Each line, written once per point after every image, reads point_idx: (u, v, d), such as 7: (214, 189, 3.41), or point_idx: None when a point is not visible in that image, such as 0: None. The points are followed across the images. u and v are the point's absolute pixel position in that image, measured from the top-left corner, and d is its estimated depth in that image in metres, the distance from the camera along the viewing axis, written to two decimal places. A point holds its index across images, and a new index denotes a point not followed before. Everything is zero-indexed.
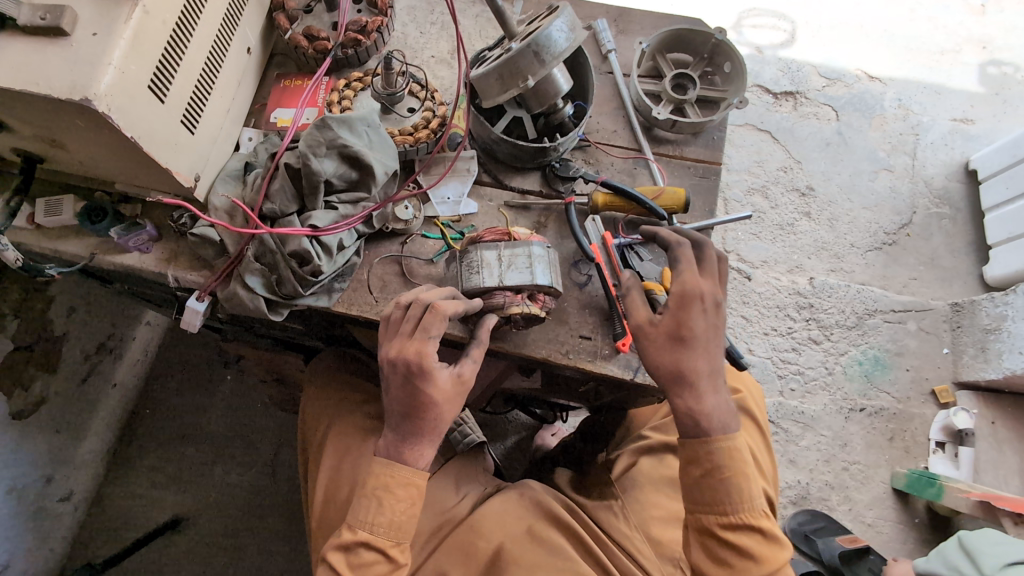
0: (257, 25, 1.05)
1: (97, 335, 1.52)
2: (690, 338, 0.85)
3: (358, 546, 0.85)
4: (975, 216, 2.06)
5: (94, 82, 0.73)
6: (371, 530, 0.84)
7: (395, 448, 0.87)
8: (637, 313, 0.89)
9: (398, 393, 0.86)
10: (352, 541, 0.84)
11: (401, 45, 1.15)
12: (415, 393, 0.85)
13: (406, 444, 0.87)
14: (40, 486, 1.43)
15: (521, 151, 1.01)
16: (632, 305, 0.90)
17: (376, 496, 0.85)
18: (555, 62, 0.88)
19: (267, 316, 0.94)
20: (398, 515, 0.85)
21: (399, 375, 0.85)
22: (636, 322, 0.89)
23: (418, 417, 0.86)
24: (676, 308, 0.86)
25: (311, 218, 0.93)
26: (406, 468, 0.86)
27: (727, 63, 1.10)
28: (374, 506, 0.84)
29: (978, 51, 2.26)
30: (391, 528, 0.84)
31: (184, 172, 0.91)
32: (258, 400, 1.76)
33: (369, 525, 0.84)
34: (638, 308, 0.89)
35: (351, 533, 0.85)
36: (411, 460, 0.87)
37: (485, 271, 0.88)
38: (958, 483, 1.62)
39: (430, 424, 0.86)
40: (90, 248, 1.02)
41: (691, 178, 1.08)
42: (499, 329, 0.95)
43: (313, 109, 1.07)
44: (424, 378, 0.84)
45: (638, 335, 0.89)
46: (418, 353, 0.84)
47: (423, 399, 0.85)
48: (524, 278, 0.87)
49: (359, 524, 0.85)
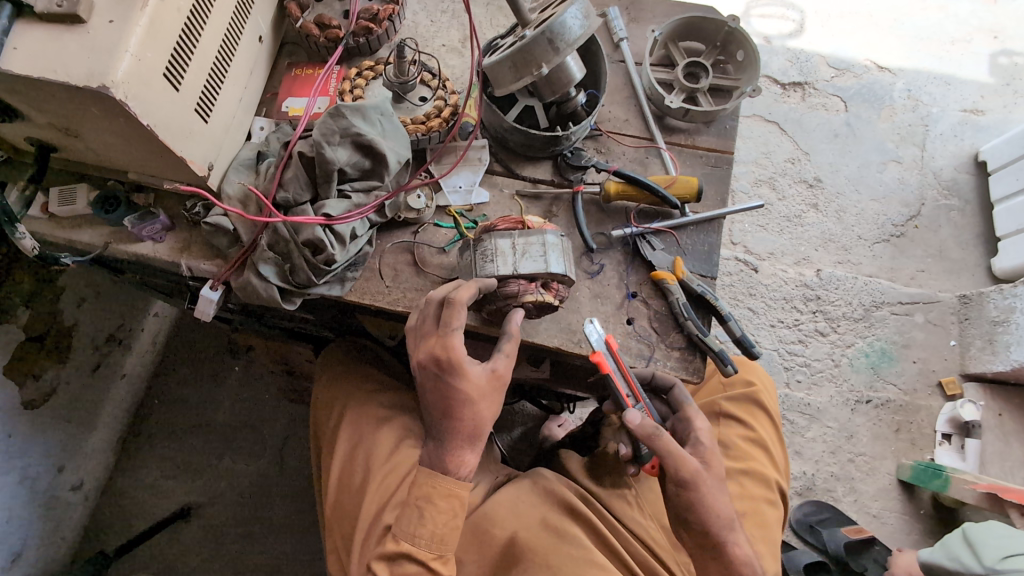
0: (268, 12, 1.05)
1: (107, 326, 1.54)
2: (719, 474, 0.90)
3: (401, 557, 0.91)
4: (984, 208, 2.05)
5: (111, 69, 0.73)
6: (414, 541, 0.90)
7: (436, 458, 0.93)
8: (683, 460, 0.87)
9: (435, 396, 0.90)
10: (394, 553, 0.91)
11: (412, 33, 1.14)
12: (451, 393, 0.88)
13: (447, 450, 0.91)
14: (50, 475, 1.44)
15: (533, 141, 1.01)
16: (677, 454, 0.87)
17: (417, 506, 0.91)
18: (569, 50, 0.87)
19: (280, 304, 0.95)
20: (440, 526, 0.90)
21: (431, 374, 0.88)
22: (688, 470, 0.87)
23: (456, 419, 0.89)
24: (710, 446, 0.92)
25: (324, 207, 0.93)
26: (449, 479, 0.92)
27: (740, 51, 1.09)
28: (417, 517, 0.91)
29: (989, 40, 2.24)
30: (432, 539, 0.90)
31: (197, 161, 0.91)
32: (266, 391, 1.77)
33: (412, 536, 0.90)
34: (682, 455, 0.87)
35: (394, 543, 0.91)
36: (451, 470, 0.92)
37: (499, 259, 0.88)
38: (964, 475, 1.63)
39: (469, 427, 0.90)
40: (104, 238, 1.02)
41: (704, 167, 1.07)
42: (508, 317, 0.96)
43: (325, 99, 1.07)
44: (457, 375, 0.87)
45: (687, 485, 0.87)
46: (445, 351, 0.86)
47: (462, 402, 0.88)
48: (538, 268, 0.87)
49: (401, 534, 0.91)
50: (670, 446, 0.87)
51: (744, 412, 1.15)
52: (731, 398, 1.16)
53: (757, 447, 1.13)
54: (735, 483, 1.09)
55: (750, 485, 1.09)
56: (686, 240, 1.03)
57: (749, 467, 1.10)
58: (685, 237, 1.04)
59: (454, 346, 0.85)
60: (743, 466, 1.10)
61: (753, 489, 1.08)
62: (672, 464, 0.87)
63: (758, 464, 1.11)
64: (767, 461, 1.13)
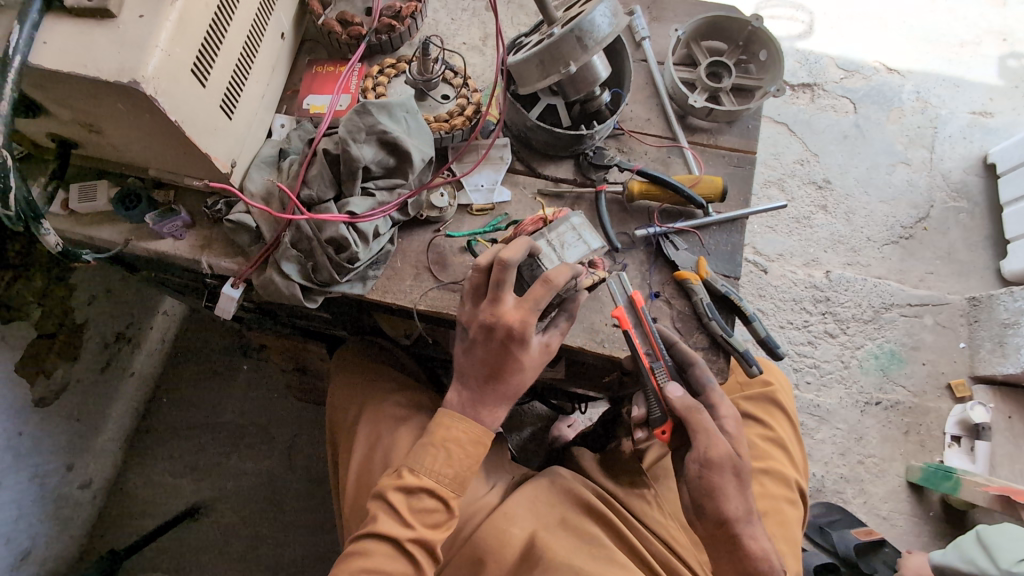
0: (291, 9, 1.04)
1: (117, 323, 1.54)
2: (745, 459, 0.89)
3: (420, 492, 0.88)
4: (993, 211, 2.05)
5: (141, 64, 0.73)
6: (436, 477, 0.88)
7: (469, 407, 0.91)
8: (711, 438, 0.86)
9: (486, 355, 0.88)
10: (414, 486, 0.88)
11: (433, 31, 1.14)
12: (506, 356, 0.87)
13: (484, 402, 0.90)
14: (60, 473, 1.44)
15: (557, 139, 1.00)
16: (707, 433, 0.86)
17: (444, 448, 0.88)
18: (597, 48, 0.87)
19: (302, 303, 0.95)
20: (464, 469, 0.89)
21: (494, 340, 0.86)
22: (716, 449, 0.86)
23: (500, 371, 0.88)
24: (734, 430, 0.91)
25: (349, 205, 0.93)
26: (478, 426, 0.90)
27: (762, 51, 1.09)
28: (442, 456, 0.88)
29: (998, 43, 2.24)
30: (455, 481, 0.89)
31: (222, 158, 0.91)
32: (275, 389, 1.76)
33: (436, 473, 0.88)
34: (711, 434, 0.87)
35: (415, 478, 0.88)
36: (481, 420, 0.90)
37: (544, 259, 0.90)
38: (974, 477, 1.63)
39: (506, 383, 0.89)
40: (125, 235, 1.02)
41: (726, 167, 1.07)
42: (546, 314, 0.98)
43: (347, 96, 1.06)
44: (518, 343, 0.86)
45: (716, 464, 0.86)
46: (522, 325, 0.84)
47: (509, 362, 0.87)
48: (584, 250, 0.92)
49: (425, 470, 0.88)
50: (705, 425, 0.87)
51: (761, 412, 1.15)
52: (749, 398, 1.17)
53: (776, 446, 1.13)
54: (755, 482, 1.08)
55: (770, 484, 1.08)
56: (709, 239, 1.03)
57: (768, 467, 1.09)
58: (708, 237, 1.03)
59: (533, 322, 0.84)
60: (762, 465, 1.09)
61: (774, 489, 1.08)
62: (703, 443, 0.86)
63: (775, 461, 1.11)
64: (785, 458, 1.13)
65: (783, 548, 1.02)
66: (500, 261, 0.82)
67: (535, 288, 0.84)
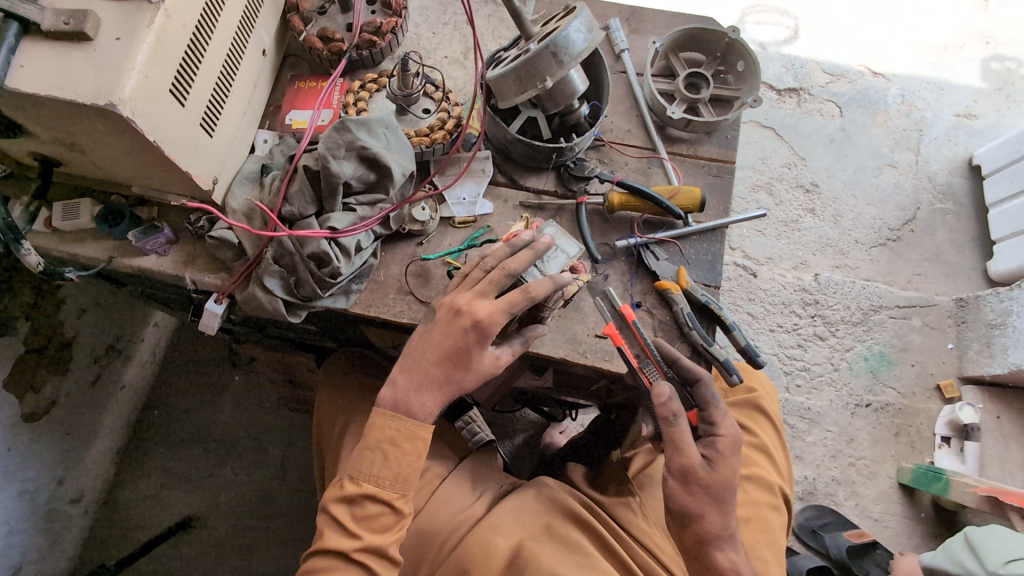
0: (272, 26, 1.05)
1: (107, 337, 1.53)
2: (726, 482, 0.86)
3: (364, 499, 0.88)
4: (979, 212, 2.07)
5: (118, 86, 0.73)
6: (377, 483, 0.87)
7: (402, 399, 0.88)
8: (685, 453, 0.86)
9: (441, 342, 0.87)
10: (357, 495, 0.87)
11: (414, 45, 1.15)
12: (463, 349, 0.86)
13: (417, 395, 0.88)
14: (50, 488, 1.44)
15: (537, 151, 1.01)
16: (682, 447, 0.86)
17: (380, 449, 0.87)
18: (574, 62, 0.88)
19: (285, 317, 0.95)
20: (401, 467, 0.87)
21: (456, 329, 0.86)
22: (686, 464, 0.85)
23: (443, 368, 0.87)
24: (724, 452, 0.87)
25: (330, 220, 0.93)
26: (411, 422, 0.88)
27: (741, 62, 1.10)
28: (379, 459, 0.87)
29: (982, 46, 2.26)
30: (394, 480, 0.87)
31: (202, 175, 0.91)
32: (267, 399, 1.76)
33: (374, 477, 0.87)
34: (685, 447, 0.86)
35: (355, 486, 0.88)
36: (415, 415, 0.88)
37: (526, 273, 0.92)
38: (964, 478, 1.64)
39: (445, 376, 0.88)
40: (109, 252, 1.02)
41: (706, 177, 1.08)
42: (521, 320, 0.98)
43: (329, 111, 1.07)
44: (481, 345, 0.86)
45: (683, 476, 0.86)
46: (491, 320, 0.84)
47: (462, 356, 0.87)
48: (563, 259, 0.95)
49: (364, 476, 0.87)
50: (681, 438, 0.86)
51: (747, 420, 1.16)
52: (735, 405, 1.17)
53: (761, 453, 1.14)
54: (739, 489, 1.09)
55: (755, 491, 1.09)
56: (690, 249, 1.04)
57: (754, 474, 1.10)
58: (689, 247, 1.04)
59: (501, 321, 0.85)
60: (747, 472, 1.10)
61: (759, 496, 1.08)
62: (676, 455, 0.86)
63: (761, 469, 1.11)
64: (769, 465, 1.13)
65: (766, 555, 1.03)
66: (501, 266, 0.87)
67: (514, 292, 0.85)
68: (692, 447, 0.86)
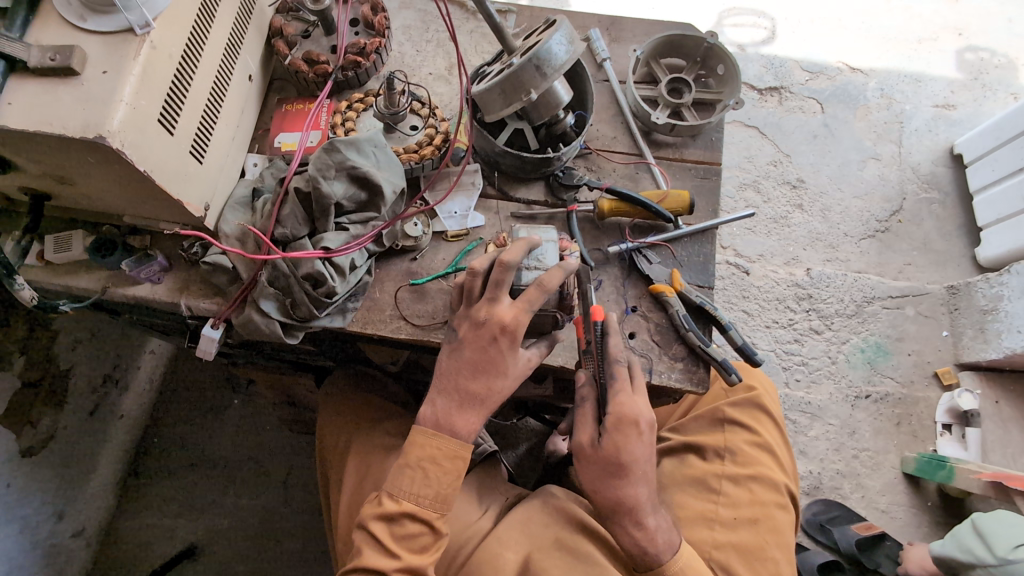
0: (257, 50, 1.06)
1: (103, 367, 1.53)
2: (618, 460, 0.89)
3: (402, 517, 0.86)
4: (964, 200, 2.10)
5: (106, 119, 0.74)
6: (416, 501, 0.86)
7: (443, 418, 0.87)
8: (582, 432, 0.93)
9: (473, 357, 0.86)
10: (395, 512, 0.86)
11: (399, 64, 1.16)
12: (493, 357, 0.86)
13: (458, 412, 0.87)
14: (51, 523, 1.43)
15: (525, 163, 1.02)
16: (580, 421, 0.93)
17: (421, 468, 0.86)
18: (556, 74, 0.89)
19: (283, 339, 0.96)
20: (444, 487, 0.86)
21: (484, 338, 0.86)
22: (578, 442, 0.93)
23: (476, 378, 0.87)
24: (614, 430, 0.89)
25: (323, 240, 0.94)
26: (452, 440, 0.87)
27: (720, 66, 1.12)
28: (419, 478, 0.86)
29: (955, 38, 2.30)
30: (436, 500, 0.86)
31: (194, 203, 0.91)
32: (268, 421, 1.74)
33: (416, 497, 0.86)
34: (583, 427, 0.93)
35: (394, 503, 0.86)
36: (457, 433, 0.87)
37: (528, 269, 0.89)
38: (968, 465, 1.64)
39: (483, 389, 0.87)
40: (102, 282, 1.02)
41: (693, 180, 1.09)
42: (549, 318, 0.95)
43: (317, 133, 1.08)
44: (512, 350, 0.87)
45: (580, 453, 0.93)
46: (515, 323, 0.85)
47: (495, 364, 0.87)
48: (553, 245, 0.91)
49: (403, 495, 0.86)
50: (582, 415, 0.93)
51: (747, 417, 1.16)
52: (734, 404, 1.17)
53: (763, 451, 1.14)
54: (745, 489, 1.09)
55: (760, 491, 1.09)
56: (682, 252, 1.05)
57: (758, 473, 1.10)
58: (681, 250, 1.05)
59: (526, 321, 0.85)
60: (751, 472, 1.10)
61: (764, 495, 1.09)
62: (574, 434, 0.94)
63: (764, 467, 1.11)
64: (773, 462, 1.13)
65: (776, 555, 1.03)
66: (500, 262, 0.82)
67: (529, 290, 0.85)
68: (588, 427, 0.92)
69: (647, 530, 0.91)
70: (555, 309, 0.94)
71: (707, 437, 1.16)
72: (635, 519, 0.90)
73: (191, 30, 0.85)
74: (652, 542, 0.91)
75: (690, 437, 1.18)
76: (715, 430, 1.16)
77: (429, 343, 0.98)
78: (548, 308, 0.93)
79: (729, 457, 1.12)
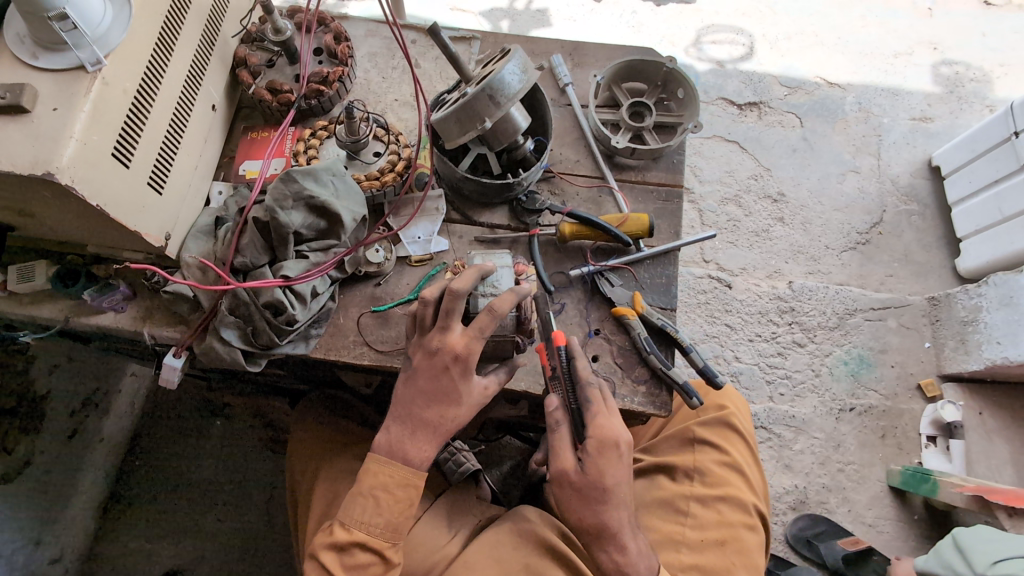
0: (220, 81, 1.07)
1: (81, 392, 1.53)
2: (602, 485, 0.87)
3: (353, 547, 0.86)
4: (943, 211, 2.11)
5: (56, 155, 0.75)
6: (367, 530, 0.86)
7: (398, 446, 0.87)
8: (561, 459, 0.90)
9: (427, 385, 0.86)
10: (346, 542, 0.85)
11: (364, 91, 1.18)
12: (448, 386, 0.86)
13: (412, 440, 0.87)
14: (27, 550, 1.41)
15: (486, 188, 1.03)
16: (557, 449, 0.90)
17: (373, 496, 0.86)
18: (510, 103, 0.90)
19: (245, 367, 0.96)
20: (395, 516, 0.86)
21: (438, 367, 0.86)
22: (560, 471, 0.89)
23: (430, 408, 0.86)
24: (596, 454, 0.87)
25: (283, 268, 0.94)
26: (406, 468, 0.86)
27: (680, 89, 1.13)
28: (371, 506, 0.86)
29: (930, 52, 2.34)
30: (387, 529, 0.86)
31: (153, 233, 0.92)
32: (249, 443, 1.72)
33: (366, 525, 0.85)
34: (562, 454, 0.90)
35: (346, 533, 0.85)
36: (411, 460, 0.87)
37: (481, 297, 0.89)
38: (950, 477, 1.62)
39: (437, 417, 0.87)
40: (65, 312, 1.02)
41: (656, 202, 1.10)
42: (510, 343, 0.94)
43: (281, 160, 1.09)
44: (467, 377, 0.86)
45: (560, 481, 0.90)
46: (467, 351, 0.84)
47: (449, 393, 0.86)
48: (507, 270, 0.92)
49: (355, 524, 0.85)
50: (558, 444, 0.90)
51: (717, 437, 1.15)
52: (704, 424, 1.16)
53: (733, 471, 1.13)
54: (713, 511, 1.08)
55: (728, 512, 1.08)
56: (644, 274, 1.06)
57: (727, 494, 1.09)
58: (643, 271, 1.06)
59: (479, 348, 0.85)
60: (720, 493, 1.09)
61: (734, 516, 1.08)
62: (553, 462, 0.90)
63: (734, 488, 1.11)
64: (743, 483, 1.12)
65: None
66: (449, 291, 0.82)
67: (481, 317, 0.84)
68: (568, 452, 0.89)
69: (629, 554, 0.89)
70: (513, 333, 0.92)
71: (678, 458, 1.15)
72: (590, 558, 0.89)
73: (146, 63, 0.87)
74: (637, 569, 0.89)
75: (661, 457, 1.18)
76: (685, 450, 1.16)
77: (392, 369, 0.98)
78: (505, 333, 0.92)
79: (698, 477, 1.11)
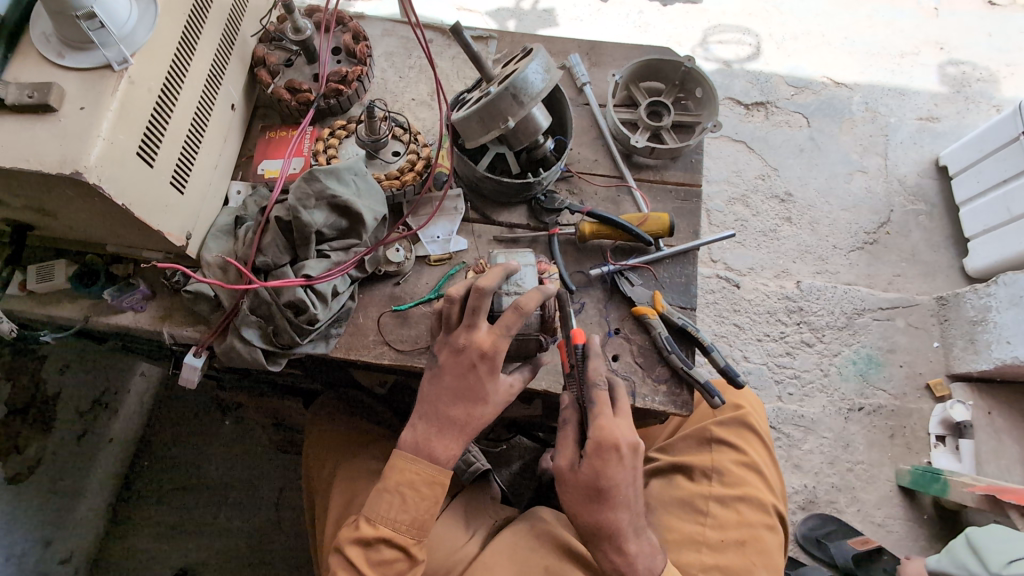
0: (239, 80, 1.07)
1: (92, 392, 1.53)
2: (597, 484, 0.86)
3: (379, 543, 0.86)
4: (951, 211, 2.11)
5: (83, 154, 0.74)
6: (394, 526, 0.86)
7: (424, 443, 0.87)
8: (563, 455, 0.91)
9: (453, 383, 0.86)
10: (373, 538, 0.85)
11: (381, 90, 1.18)
12: (473, 385, 0.86)
13: (438, 437, 0.86)
14: (38, 550, 1.41)
15: (505, 187, 1.03)
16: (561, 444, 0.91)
17: (399, 493, 0.86)
18: (533, 102, 0.90)
19: (266, 366, 0.95)
20: (421, 513, 0.86)
21: (464, 365, 0.86)
22: (558, 466, 0.90)
23: (454, 406, 0.86)
24: (594, 455, 0.86)
25: (305, 268, 0.94)
26: (432, 465, 0.86)
27: (698, 89, 1.14)
28: (397, 502, 0.86)
29: (936, 52, 2.34)
30: (412, 526, 0.86)
31: (176, 233, 0.91)
32: (258, 443, 1.72)
33: (392, 521, 0.85)
34: (564, 450, 0.91)
35: (372, 528, 0.86)
36: (436, 458, 0.86)
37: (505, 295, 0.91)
38: (961, 477, 1.62)
39: (463, 415, 0.87)
40: (84, 311, 1.02)
41: (674, 202, 1.11)
42: (533, 342, 0.96)
43: (300, 159, 1.09)
44: (491, 377, 0.86)
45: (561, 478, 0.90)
46: (494, 348, 0.84)
47: (474, 392, 0.86)
48: (529, 269, 0.93)
49: (381, 519, 0.86)
50: (563, 440, 0.91)
51: (734, 436, 1.15)
52: (721, 423, 1.17)
53: (751, 470, 1.13)
54: (732, 510, 1.08)
55: (747, 511, 1.08)
56: (663, 273, 1.06)
57: (745, 493, 1.09)
58: (662, 271, 1.06)
59: (505, 346, 0.85)
60: (738, 492, 1.09)
61: (752, 515, 1.08)
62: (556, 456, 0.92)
63: (752, 487, 1.11)
64: (760, 482, 1.13)
65: None
66: (475, 288, 0.82)
67: (507, 314, 0.84)
68: (569, 449, 0.90)
69: (644, 556, 0.89)
70: (537, 332, 0.95)
71: (695, 457, 1.15)
72: (617, 558, 0.89)
73: (170, 63, 0.86)
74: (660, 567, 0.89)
75: (678, 457, 1.18)
76: (703, 450, 1.16)
77: (414, 368, 0.98)
78: (530, 331, 0.94)
79: (717, 477, 1.11)
